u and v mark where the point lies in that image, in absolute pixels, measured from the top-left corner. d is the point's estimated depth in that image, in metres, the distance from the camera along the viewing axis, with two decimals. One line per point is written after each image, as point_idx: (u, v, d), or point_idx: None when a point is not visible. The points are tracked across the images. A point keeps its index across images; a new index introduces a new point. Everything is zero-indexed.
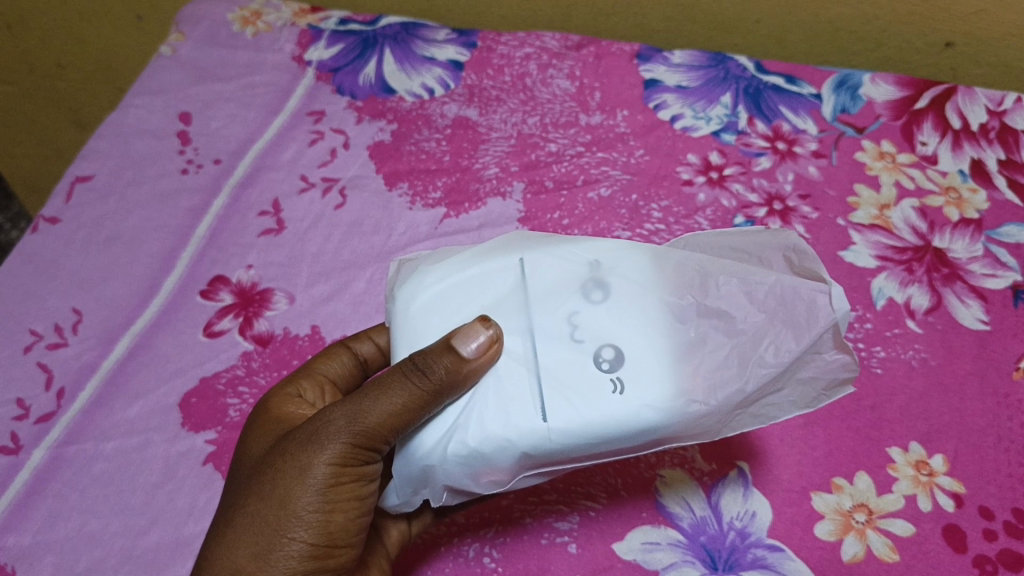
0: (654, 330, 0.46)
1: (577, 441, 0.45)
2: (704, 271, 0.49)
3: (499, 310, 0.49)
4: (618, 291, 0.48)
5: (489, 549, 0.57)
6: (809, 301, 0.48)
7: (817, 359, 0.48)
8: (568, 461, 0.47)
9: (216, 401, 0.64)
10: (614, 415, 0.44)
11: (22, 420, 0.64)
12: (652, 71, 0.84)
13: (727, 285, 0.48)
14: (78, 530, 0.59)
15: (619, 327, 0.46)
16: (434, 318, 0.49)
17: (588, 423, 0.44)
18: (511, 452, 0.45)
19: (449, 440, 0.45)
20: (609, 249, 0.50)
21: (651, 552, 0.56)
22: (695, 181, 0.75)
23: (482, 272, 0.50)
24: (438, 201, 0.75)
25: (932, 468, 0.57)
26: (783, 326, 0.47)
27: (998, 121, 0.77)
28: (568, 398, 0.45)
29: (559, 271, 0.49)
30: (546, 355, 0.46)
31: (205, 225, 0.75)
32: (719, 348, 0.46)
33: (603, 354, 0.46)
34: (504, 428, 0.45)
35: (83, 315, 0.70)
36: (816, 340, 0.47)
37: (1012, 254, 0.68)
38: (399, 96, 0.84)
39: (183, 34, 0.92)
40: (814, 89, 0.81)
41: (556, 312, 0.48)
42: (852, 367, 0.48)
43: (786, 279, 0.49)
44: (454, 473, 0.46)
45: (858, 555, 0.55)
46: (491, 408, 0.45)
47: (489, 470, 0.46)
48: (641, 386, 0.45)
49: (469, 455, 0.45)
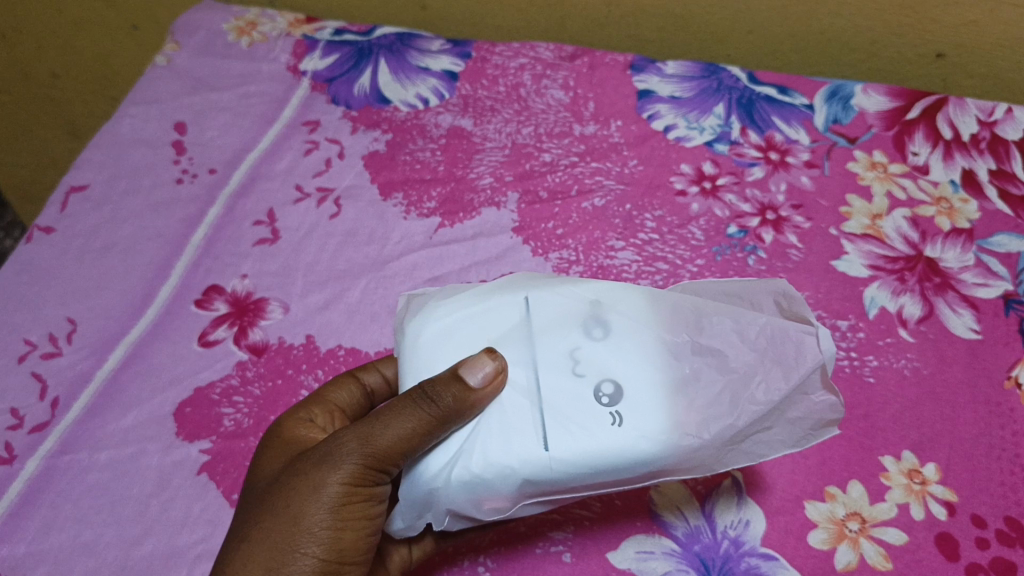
0: (654, 365, 0.47)
1: (576, 471, 0.45)
2: (700, 312, 0.50)
3: (504, 343, 0.49)
4: (619, 326, 0.48)
5: (484, 559, 0.57)
6: (797, 343, 0.49)
7: (805, 400, 0.49)
8: (567, 490, 0.47)
9: (211, 410, 0.64)
10: (612, 446, 0.44)
11: (17, 430, 0.64)
12: (646, 81, 0.85)
13: (720, 324, 0.49)
14: (71, 540, 0.59)
15: (620, 362, 0.47)
16: (441, 350, 0.49)
17: (587, 454, 0.44)
18: (513, 479, 0.45)
19: (453, 465, 0.45)
20: (610, 287, 0.51)
21: (645, 561, 0.56)
22: (689, 191, 0.75)
23: (490, 306, 0.50)
24: (433, 211, 0.75)
25: (924, 477, 0.58)
26: (773, 364, 0.48)
27: (989, 131, 0.78)
28: (569, 429, 0.45)
29: (562, 306, 0.49)
30: (549, 388, 0.46)
31: (200, 234, 0.76)
32: (713, 383, 0.47)
33: (602, 387, 0.46)
34: (505, 455, 0.45)
35: (78, 324, 0.70)
36: (803, 380, 0.48)
37: (1004, 263, 0.69)
38: (394, 106, 0.85)
39: (178, 45, 0.93)
40: (807, 100, 0.82)
41: (558, 346, 0.48)
42: (839, 408, 0.49)
43: (776, 320, 0.50)
44: (458, 499, 0.46)
45: (851, 563, 0.55)
46: (494, 435, 0.45)
47: (490, 496, 0.46)
48: (637, 419, 0.45)
49: (472, 480, 0.45)
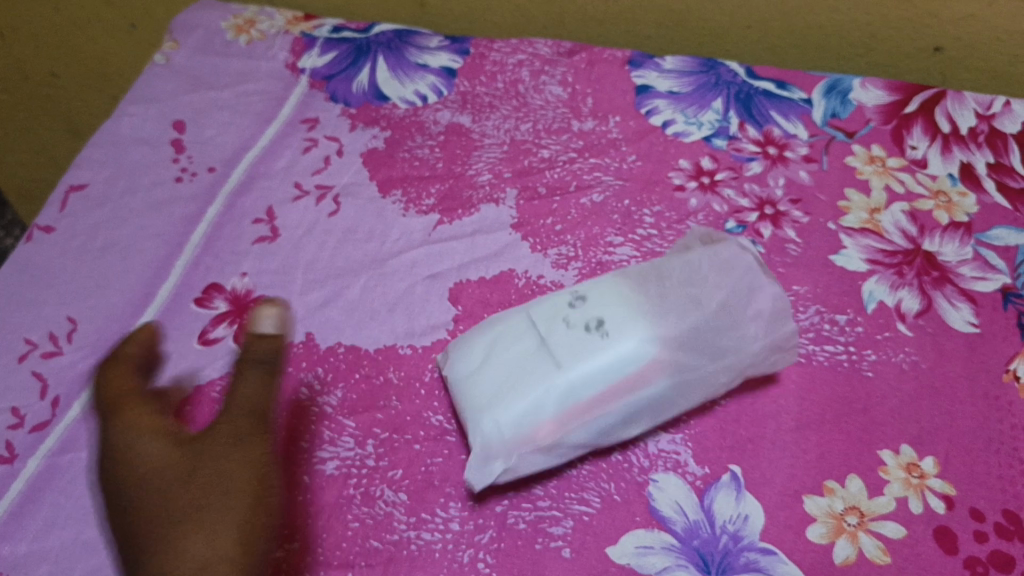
0: (626, 299, 0.60)
1: (596, 380, 0.56)
2: (654, 271, 0.63)
3: (510, 322, 0.61)
4: (592, 290, 0.61)
5: (484, 554, 0.56)
6: (727, 255, 0.64)
7: (753, 302, 0.62)
8: (603, 401, 0.57)
9: (211, 409, 0.64)
10: (609, 353, 0.57)
11: (18, 429, 0.64)
12: (643, 76, 0.85)
13: (670, 274, 0.63)
14: (73, 539, 0.59)
15: (599, 306, 0.59)
16: (466, 342, 0.62)
17: (597, 366, 0.57)
18: (555, 401, 0.56)
19: (503, 408, 0.56)
20: (583, 274, 0.63)
21: (644, 556, 0.55)
22: (687, 186, 0.75)
23: (498, 315, 0.63)
24: (431, 208, 0.75)
25: (922, 471, 0.58)
26: (714, 287, 0.62)
27: (986, 125, 0.79)
28: (576, 354, 0.57)
29: (550, 295, 0.62)
30: (551, 335, 0.59)
31: (200, 233, 0.76)
32: (678, 303, 0.60)
33: (590, 320, 0.59)
34: (538, 385, 0.56)
35: (78, 324, 0.70)
36: (740, 288, 0.62)
37: (1002, 257, 0.69)
38: (393, 103, 0.85)
39: (177, 43, 0.93)
40: (805, 94, 0.83)
41: (552, 309, 0.60)
42: (784, 302, 0.62)
43: (706, 252, 0.64)
44: (516, 430, 0.56)
45: (850, 557, 0.55)
46: (525, 375, 0.57)
47: (545, 418, 0.56)
48: (619, 331, 0.58)
49: (524, 413, 0.56)
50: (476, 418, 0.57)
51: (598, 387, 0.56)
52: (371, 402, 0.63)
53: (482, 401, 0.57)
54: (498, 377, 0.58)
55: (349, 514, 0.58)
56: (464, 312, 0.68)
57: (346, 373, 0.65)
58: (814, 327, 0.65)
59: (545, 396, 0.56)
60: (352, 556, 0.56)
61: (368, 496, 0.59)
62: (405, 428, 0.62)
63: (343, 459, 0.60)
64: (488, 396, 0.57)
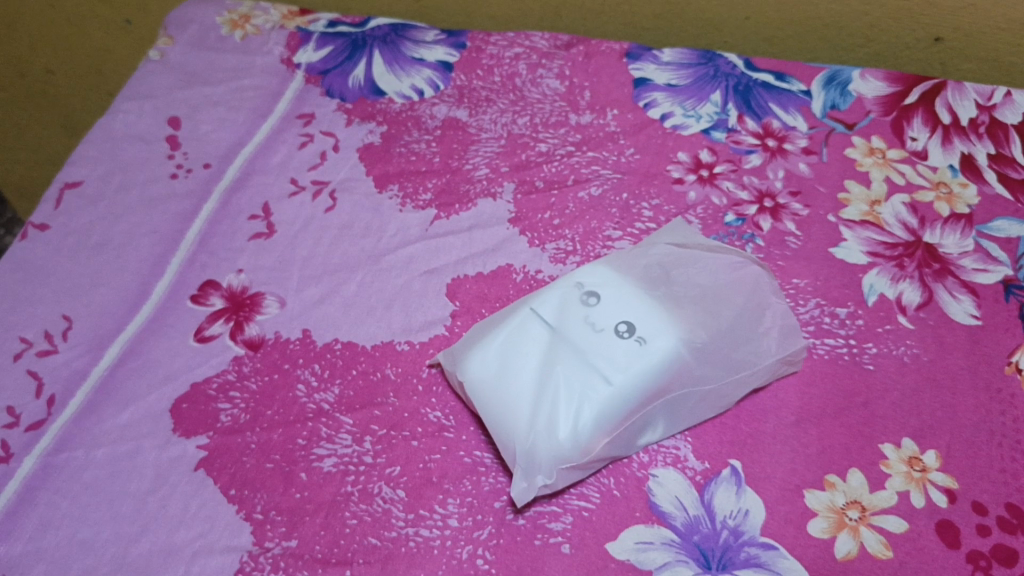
0: (647, 304, 0.61)
1: (640, 386, 0.57)
2: (664, 270, 0.64)
3: (528, 324, 0.61)
4: (608, 294, 0.62)
5: (483, 551, 0.55)
6: (736, 266, 0.65)
7: (772, 306, 0.63)
8: (648, 405, 0.57)
9: (208, 406, 0.63)
10: (651, 358, 0.58)
11: (12, 428, 0.64)
12: (641, 69, 0.85)
13: (684, 274, 0.64)
14: (68, 538, 0.58)
15: (624, 310, 0.61)
16: (479, 345, 0.62)
17: (639, 372, 0.57)
18: (605, 408, 0.57)
19: (549, 420, 0.56)
20: (585, 272, 0.64)
21: (645, 552, 0.55)
22: (686, 179, 0.75)
23: (504, 315, 0.63)
24: (428, 203, 0.75)
25: (924, 464, 0.57)
26: (732, 288, 0.63)
27: (987, 116, 0.79)
28: (615, 360, 0.58)
29: (559, 296, 0.63)
30: (579, 339, 0.60)
31: (196, 229, 0.75)
32: (698, 305, 0.61)
33: (619, 326, 0.60)
34: (585, 393, 0.57)
35: (74, 322, 0.70)
36: (760, 295, 0.64)
37: (1003, 249, 0.69)
38: (389, 97, 0.84)
39: (172, 39, 0.92)
40: (804, 86, 0.82)
41: (575, 316, 0.61)
42: (790, 309, 0.64)
43: (718, 259, 0.65)
44: (569, 442, 0.56)
45: (852, 552, 0.54)
46: (567, 379, 0.58)
47: (600, 427, 0.56)
48: (655, 335, 0.59)
49: (575, 424, 0.56)
50: (519, 437, 0.56)
51: (637, 392, 0.57)
52: (368, 398, 0.63)
53: (520, 418, 0.57)
54: (534, 393, 0.57)
55: (347, 512, 0.57)
56: (461, 307, 0.68)
57: (343, 369, 0.65)
58: (814, 321, 0.65)
59: (585, 406, 0.57)
60: (349, 554, 0.56)
61: (365, 494, 0.58)
62: (403, 424, 0.61)
63: (340, 456, 0.60)
64: (526, 413, 0.57)
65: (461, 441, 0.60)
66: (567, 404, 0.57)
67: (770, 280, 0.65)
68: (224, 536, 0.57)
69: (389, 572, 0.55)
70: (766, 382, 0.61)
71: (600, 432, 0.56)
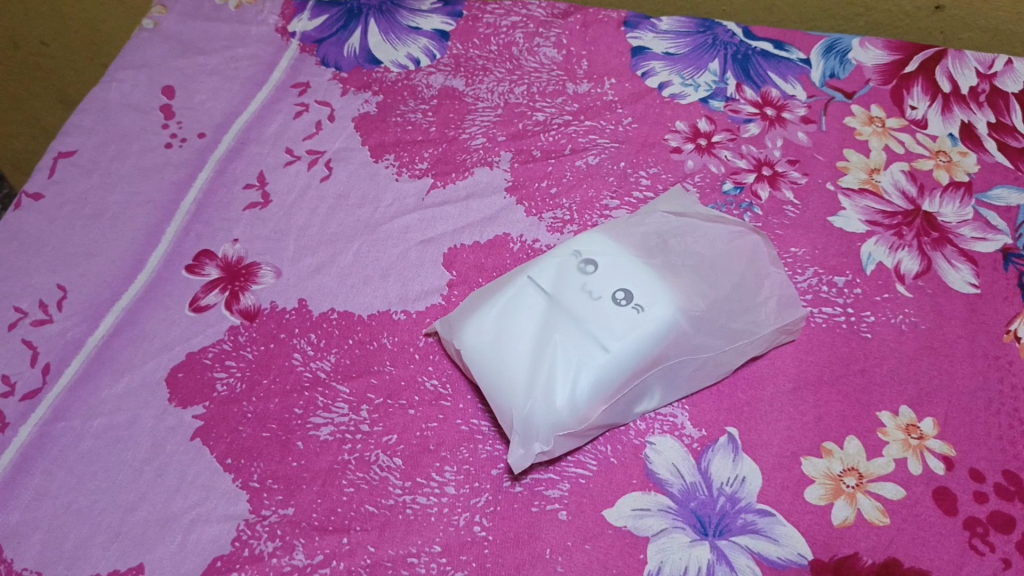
0: (645, 272, 0.60)
1: (637, 353, 0.57)
2: (661, 239, 0.64)
3: (524, 292, 0.61)
4: (605, 263, 0.62)
5: (479, 518, 0.55)
6: (733, 234, 0.65)
7: (770, 278, 0.63)
8: (644, 373, 0.57)
9: (203, 375, 0.63)
10: (648, 325, 0.58)
11: (8, 398, 0.63)
12: (639, 38, 0.85)
13: (680, 243, 0.64)
14: (65, 507, 0.58)
15: (621, 278, 0.60)
16: (475, 312, 0.61)
17: (635, 340, 0.57)
18: (600, 376, 0.56)
19: (547, 387, 0.56)
20: (583, 240, 0.64)
21: (641, 518, 0.55)
22: (684, 148, 0.74)
23: (501, 283, 0.63)
24: (425, 172, 0.74)
25: (921, 432, 0.57)
26: (730, 257, 0.63)
27: (988, 84, 0.78)
28: (612, 327, 0.58)
29: (556, 264, 0.62)
30: (577, 307, 0.59)
31: (191, 199, 0.75)
32: (695, 274, 0.61)
33: (617, 293, 0.59)
34: (582, 361, 0.57)
35: (69, 291, 0.69)
36: (758, 265, 0.63)
37: (1002, 217, 0.69)
38: (384, 67, 0.84)
39: (166, 7, 0.92)
40: (803, 54, 0.82)
41: (572, 284, 0.61)
42: (789, 283, 0.63)
43: (716, 230, 0.65)
44: (565, 408, 0.56)
45: (848, 519, 0.54)
46: (564, 347, 0.57)
47: (595, 394, 0.56)
48: (652, 303, 0.58)
49: (571, 391, 0.56)
50: (517, 404, 0.56)
51: (634, 361, 0.57)
52: (365, 366, 0.63)
53: (517, 384, 0.57)
54: (532, 360, 0.57)
55: (344, 480, 0.57)
56: (458, 277, 0.67)
57: (339, 339, 0.64)
58: (812, 289, 0.64)
59: (582, 374, 0.56)
60: (347, 522, 0.56)
61: (363, 462, 0.58)
62: (400, 393, 0.61)
63: (337, 424, 0.60)
64: (523, 379, 0.57)
65: (458, 409, 0.60)
66: (564, 371, 0.57)
67: (768, 249, 0.65)
68: (221, 505, 0.57)
69: (386, 539, 0.55)
70: (765, 350, 0.61)
71: (597, 400, 0.56)
